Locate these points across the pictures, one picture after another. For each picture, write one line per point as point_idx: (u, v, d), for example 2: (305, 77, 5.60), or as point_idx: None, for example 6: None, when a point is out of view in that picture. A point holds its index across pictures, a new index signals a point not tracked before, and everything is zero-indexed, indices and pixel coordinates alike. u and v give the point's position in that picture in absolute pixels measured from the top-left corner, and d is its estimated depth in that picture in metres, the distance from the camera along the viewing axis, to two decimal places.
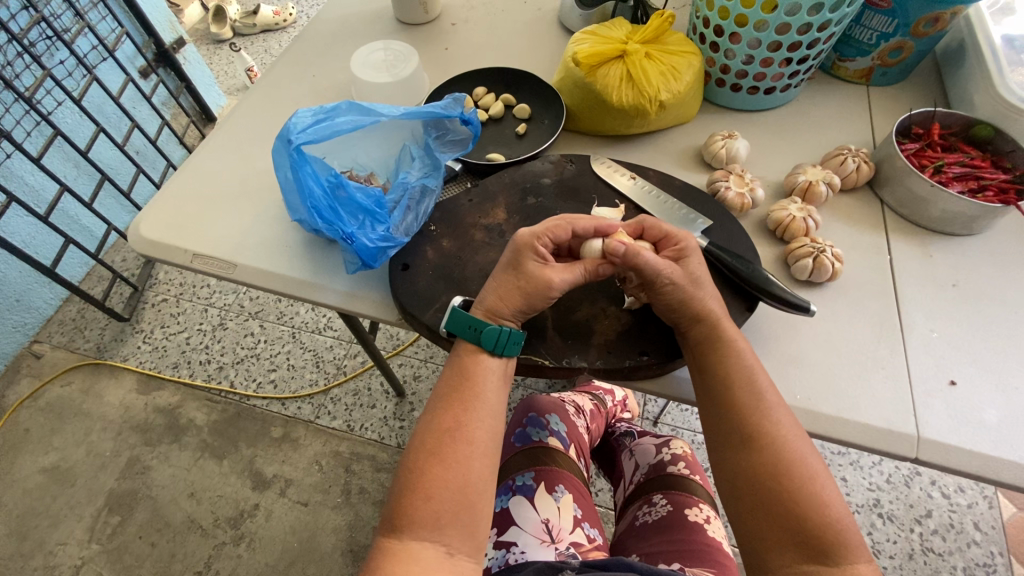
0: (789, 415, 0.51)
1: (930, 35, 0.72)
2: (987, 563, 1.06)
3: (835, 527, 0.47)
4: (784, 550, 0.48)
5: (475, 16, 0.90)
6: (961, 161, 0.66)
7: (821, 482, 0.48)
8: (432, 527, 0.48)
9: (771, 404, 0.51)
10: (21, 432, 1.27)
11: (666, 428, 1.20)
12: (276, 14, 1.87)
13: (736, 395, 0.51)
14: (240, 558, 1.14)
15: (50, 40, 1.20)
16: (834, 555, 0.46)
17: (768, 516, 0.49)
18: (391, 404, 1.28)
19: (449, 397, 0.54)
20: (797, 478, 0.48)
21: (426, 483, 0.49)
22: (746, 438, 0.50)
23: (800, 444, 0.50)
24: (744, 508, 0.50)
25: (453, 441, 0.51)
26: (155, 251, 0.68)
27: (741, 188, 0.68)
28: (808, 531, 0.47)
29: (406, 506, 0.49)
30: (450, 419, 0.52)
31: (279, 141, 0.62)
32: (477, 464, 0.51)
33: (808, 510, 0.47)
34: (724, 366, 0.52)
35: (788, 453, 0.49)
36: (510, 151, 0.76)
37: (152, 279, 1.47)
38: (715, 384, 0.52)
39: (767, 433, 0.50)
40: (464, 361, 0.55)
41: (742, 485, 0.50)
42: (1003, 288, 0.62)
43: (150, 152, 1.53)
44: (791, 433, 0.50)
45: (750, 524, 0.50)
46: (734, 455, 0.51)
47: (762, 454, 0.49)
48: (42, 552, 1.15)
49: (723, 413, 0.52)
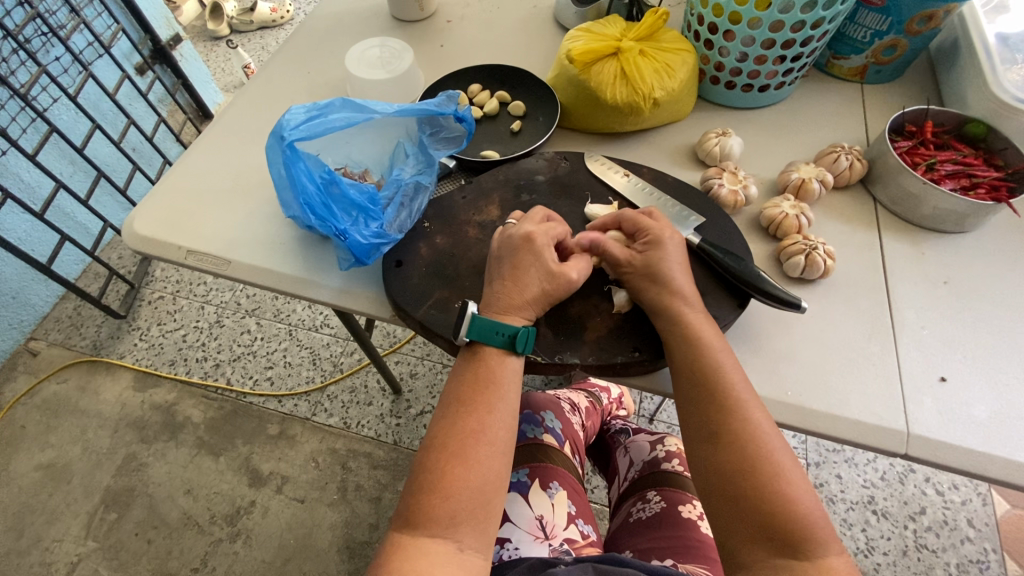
0: (761, 412, 0.51)
1: (924, 33, 0.72)
2: (981, 559, 1.06)
3: (804, 522, 0.47)
4: (755, 545, 0.47)
5: (470, 13, 0.90)
6: (954, 159, 0.67)
7: (790, 477, 0.49)
8: (447, 524, 0.48)
9: (738, 400, 0.51)
10: (17, 429, 1.27)
11: (661, 426, 1.21)
12: (273, 11, 1.86)
13: (706, 393, 0.52)
14: (236, 555, 1.14)
15: (46, 37, 1.20)
16: (805, 550, 0.46)
17: (738, 511, 0.49)
18: (388, 401, 1.28)
19: (472, 399, 0.53)
20: (765, 474, 0.48)
21: (447, 483, 0.50)
22: (715, 435, 0.51)
23: (769, 440, 0.50)
24: (716, 504, 0.50)
25: (476, 444, 0.51)
26: (149, 248, 0.68)
27: (734, 185, 0.68)
28: (776, 525, 0.47)
29: (423, 503, 0.49)
30: (474, 421, 0.52)
31: (272, 138, 0.62)
32: (496, 465, 0.52)
33: (776, 505, 0.47)
34: (692, 363, 0.53)
35: (754, 448, 0.49)
36: (505, 148, 0.76)
37: (148, 277, 1.47)
38: (687, 381, 0.53)
39: (735, 430, 0.50)
40: (489, 364, 0.55)
41: (713, 481, 0.50)
42: (994, 286, 0.62)
43: (146, 149, 1.53)
44: (760, 429, 0.50)
45: (722, 519, 0.50)
46: (705, 451, 0.51)
47: (730, 450, 0.50)
48: (39, 548, 1.16)
49: (694, 410, 0.52)
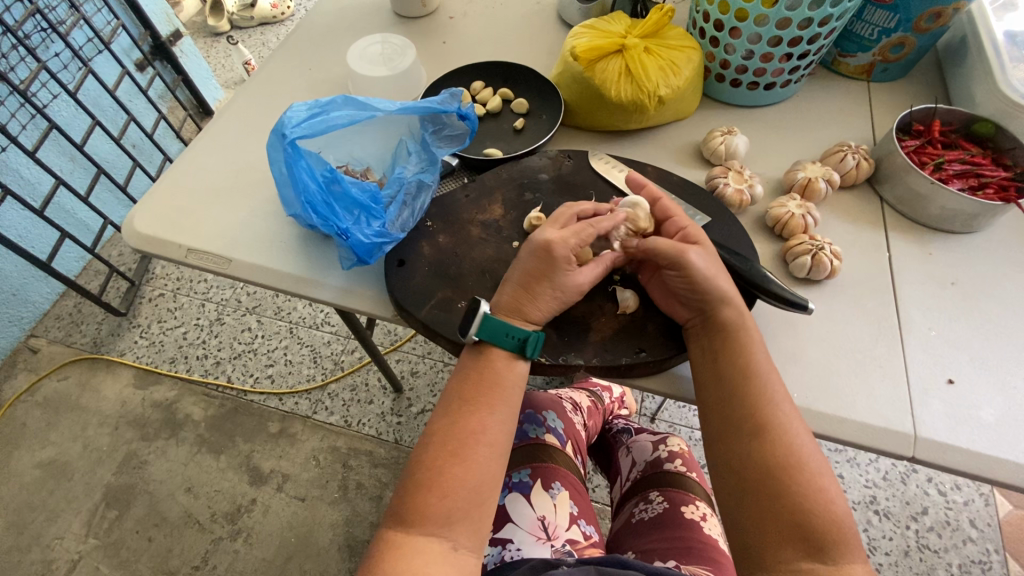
0: (797, 411, 0.51)
1: (932, 31, 0.71)
2: (983, 560, 1.06)
3: (839, 521, 0.47)
4: (788, 543, 0.47)
5: (473, 9, 0.89)
6: (961, 159, 0.66)
7: (826, 476, 0.49)
8: (442, 523, 0.48)
9: (782, 400, 0.51)
10: (18, 426, 1.27)
11: (663, 425, 1.20)
12: (273, 7, 1.85)
13: (748, 387, 0.51)
14: (237, 553, 1.14)
15: (45, 32, 1.19)
16: (837, 549, 0.46)
17: (774, 508, 0.48)
18: (389, 399, 1.28)
19: (476, 398, 0.53)
20: (805, 472, 0.48)
21: (443, 482, 0.49)
22: (757, 430, 0.50)
23: (809, 441, 0.50)
24: (748, 501, 0.49)
25: (475, 444, 0.51)
26: (150, 246, 0.68)
27: (739, 184, 0.67)
28: (813, 526, 0.47)
29: (417, 501, 0.49)
30: (475, 421, 0.52)
31: (273, 136, 0.62)
32: (494, 466, 0.51)
33: (814, 503, 0.47)
34: (738, 360, 0.52)
35: (798, 448, 0.49)
36: (508, 146, 0.75)
37: (149, 274, 1.46)
38: (728, 375, 0.52)
39: (779, 428, 0.50)
40: (495, 366, 0.54)
41: (749, 476, 0.49)
42: (1002, 287, 0.61)
43: (146, 146, 1.52)
44: (800, 430, 0.50)
45: (753, 516, 0.49)
46: (743, 446, 0.50)
47: (773, 448, 0.49)
48: (40, 545, 1.15)
49: (732, 404, 0.51)
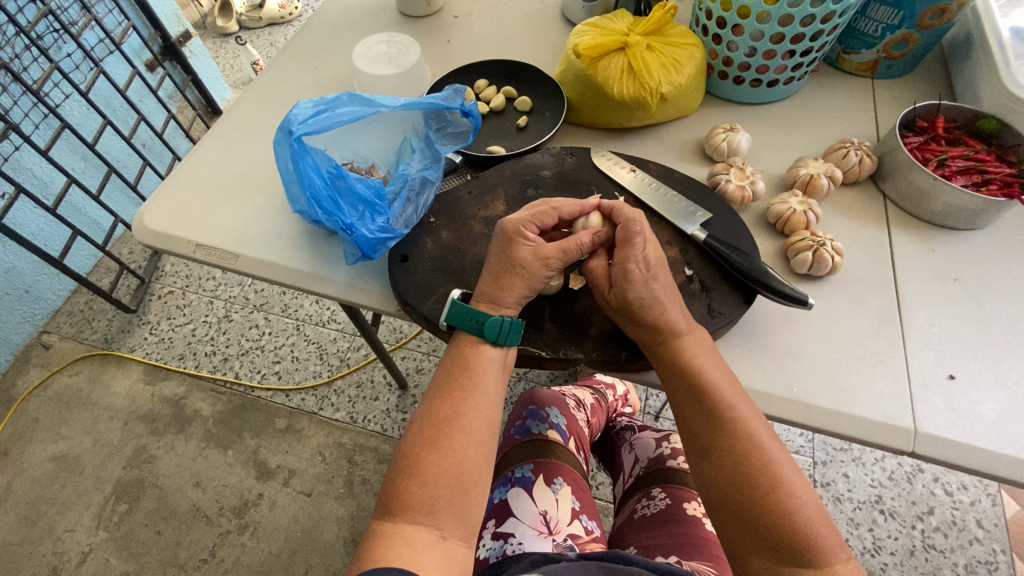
0: (757, 424, 0.50)
1: (936, 28, 0.71)
2: (989, 560, 1.05)
3: (805, 529, 0.46)
4: (758, 553, 0.47)
5: (478, 8, 0.90)
6: (965, 156, 0.66)
7: (791, 488, 0.47)
8: (425, 512, 0.47)
9: (733, 414, 0.50)
10: (31, 420, 1.29)
11: (667, 423, 1.21)
12: (282, 8, 1.87)
13: (697, 409, 0.51)
14: (244, 546, 1.15)
15: (57, 33, 1.21)
16: (807, 558, 0.45)
17: (739, 523, 0.48)
18: (394, 396, 1.29)
19: (448, 386, 0.54)
20: (762, 487, 0.47)
21: (422, 470, 0.49)
22: (709, 449, 0.50)
23: (766, 451, 0.49)
24: (718, 514, 0.50)
25: (451, 431, 0.51)
26: (158, 241, 0.69)
27: (742, 180, 0.67)
28: (779, 537, 0.46)
29: (401, 490, 0.48)
30: (448, 408, 0.52)
31: (280, 132, 0.63)
32: (472, 453, 0.51)
33: (775, 516, 0.46)
34: (688, 380, 0.52)
35: (750, 462, 0.48)
36: (511, 144, 0.76)
37: (159, 272, 1.48)
38: (682, 397, 0.52)
39: (730, 444, 0.49)
40: (465, 353, 0.55)
41: (712, 495, 0.50)
42: (1006, 283, 0.61)
43: (156, 145, 1.54)
44: (754, 442, 0.49)
45: (724, 528, 0.50)
46: (702, 466, 0.51)
47: (727, 464, 0.49)
48: (51, 538, 1.17)
49: (688, 424, 0.52)
